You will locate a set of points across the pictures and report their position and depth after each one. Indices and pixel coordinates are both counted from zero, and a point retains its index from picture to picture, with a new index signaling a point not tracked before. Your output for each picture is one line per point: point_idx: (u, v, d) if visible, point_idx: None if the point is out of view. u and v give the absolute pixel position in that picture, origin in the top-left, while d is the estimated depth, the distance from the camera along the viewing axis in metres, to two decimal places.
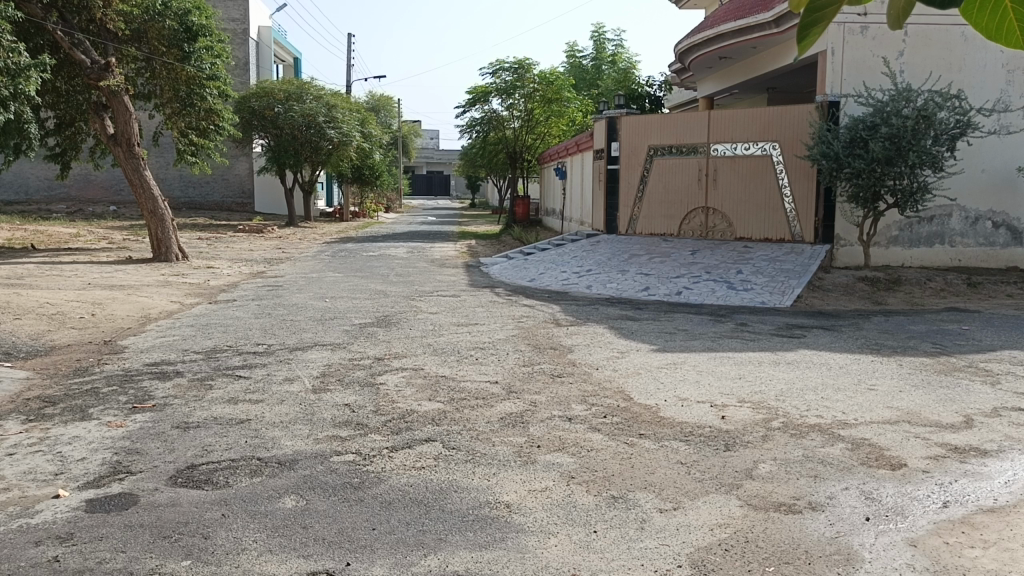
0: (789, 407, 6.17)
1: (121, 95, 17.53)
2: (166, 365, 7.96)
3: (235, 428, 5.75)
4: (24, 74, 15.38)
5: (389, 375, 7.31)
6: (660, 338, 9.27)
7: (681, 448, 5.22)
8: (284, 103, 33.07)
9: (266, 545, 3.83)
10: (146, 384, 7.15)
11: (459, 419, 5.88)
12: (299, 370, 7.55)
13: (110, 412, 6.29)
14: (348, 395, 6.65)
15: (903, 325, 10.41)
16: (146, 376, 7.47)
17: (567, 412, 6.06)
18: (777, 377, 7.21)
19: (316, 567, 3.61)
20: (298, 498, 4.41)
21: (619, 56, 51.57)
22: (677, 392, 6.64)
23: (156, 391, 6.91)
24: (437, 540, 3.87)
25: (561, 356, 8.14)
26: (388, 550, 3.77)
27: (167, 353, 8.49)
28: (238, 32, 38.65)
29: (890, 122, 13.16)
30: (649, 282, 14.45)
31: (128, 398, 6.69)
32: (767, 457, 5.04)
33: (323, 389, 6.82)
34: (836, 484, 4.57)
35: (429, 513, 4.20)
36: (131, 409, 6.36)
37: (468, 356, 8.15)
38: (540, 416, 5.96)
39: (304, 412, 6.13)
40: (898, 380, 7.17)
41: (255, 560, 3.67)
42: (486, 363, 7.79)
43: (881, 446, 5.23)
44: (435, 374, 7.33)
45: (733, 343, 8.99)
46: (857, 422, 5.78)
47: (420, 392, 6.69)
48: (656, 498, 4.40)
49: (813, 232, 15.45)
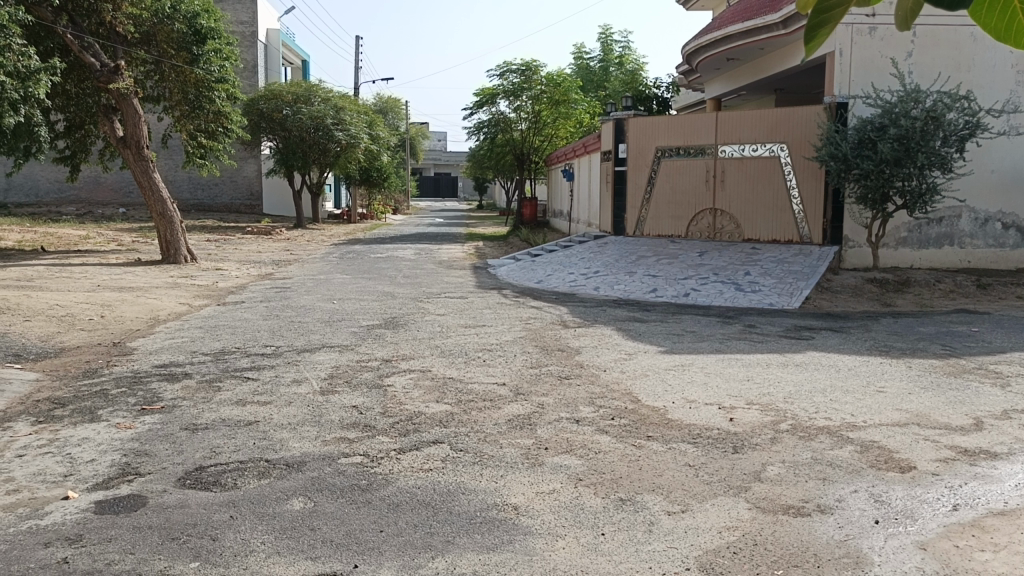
0: (797, 410, 6.15)
1: (130, 97, 17.68)
2: (175, 367, 7.99)
3: (243, 430, 5.76)
4: (34, 77, 15.60)
5: (397, 377, 7.32)
6: (668, 340, 9.25)
7: (689, 451, 5.21)
8: (292, 106, 33.21)
9: (274, 547, 3.84)
10: (155, 386, 7.17)
11: (466, 421, 5.88)
12: (307, 372, 7.57)
13: (119, 414, 6.32)
14: (356, 396, 6.67)
15: (912, 327, 10.36)
16: (154, 378, 7.49)
17: (575, 414, 6.06)
18: (785, 379, 7.18)
19: (324, 568, 3.62)
20: (306, 500, 4.42)
21: (627, 57, 51.53)
22: (685, 394, 6.63)
23: (165, 393, 6.94)
24: (444, 542, 3.87)
25: (569, 358, 8.14)
26: (396, 552, 3.78)
27: (176, 355, 8.52)
28: (247, 35, 38.85)
29: (899, 123, 13.11)
30: (656, 283, 14.42)
31: (137, 400, 6.72)
32: (775, 459, 5.03)
33: (331, 391, 6.84)
34: (845, 487, 4.55)
35: (437, 515, 4.20)
36: (140, 410, 6.38)
37: (476, 358, 8.15)
38: (548, 418, 5.96)
39: (312, 414, 6.15)
40: (907, 382, 7.14)
41: (263, 562, 3.68)
42: (493, 365, 7.79)
43: (890, 449, 5.21)
44: (443, 376, 7.33)
45: (741, 345, 8.97)
46: (866, 424, 5.76)
47: (428, 394, 6.70)
48: (664, 501, 4.40)
49: (822, 234, 15.39)
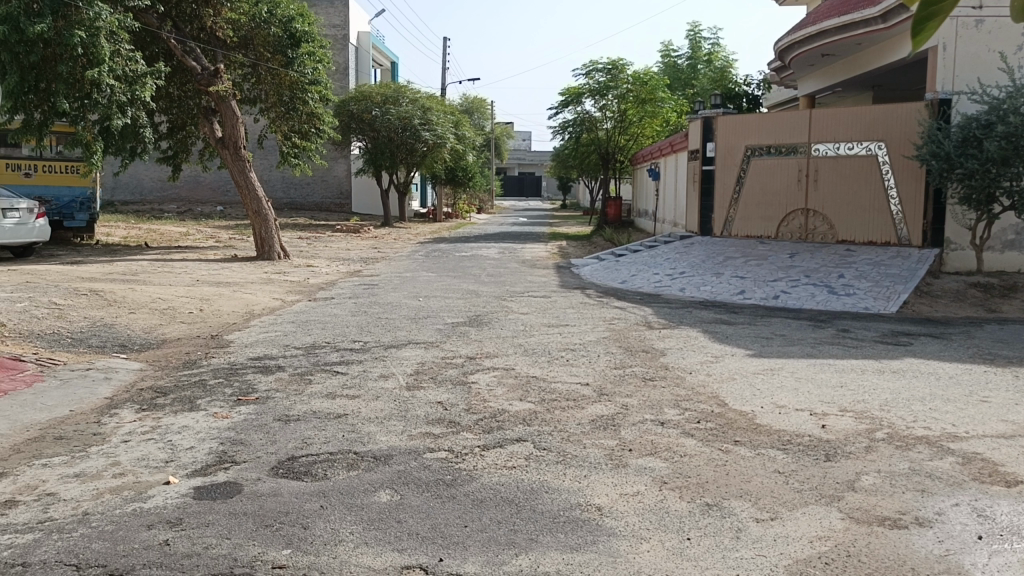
0: (894, 418, 5.91)
1: (228, 99, 18.44)
2: (268, 359, 8.28)
3: (333, 422, 5.92)
4: (140, 81, 16.50)
5: (481, 374, 7.39)
6: (756, 343, 9.03)
7: (779, 457, 5.07)
8: (381, 106, 33.92)
9: (361, 538, 3.93)
10: (250, 378, 7.45)
11: (549, 420, 5.89)
12: (394, 368, 7.72)
13: (216, 403, 6.59)
14: (441, 392, 6.76)
15: (1020, 335, 9.82)
16: (249, 370, 7.78)
17: (659, 416, 5.98)
18: (881, 386, 6.92)
19: (410, 561, 3.68)
20: (392, 492, 4.51)
21: (716, 54, 50.52)
22: (774, 399, 6.46)
23: (259, 384, 7.20)
24: (528, 540, 3.89)
25: (654, 360, 8.04)
26: (480, 548, 3.81)
27: (269, 348, 8.82)
28: (339, 38, 39.87)
29: (1007, 120, 12.44)
30: (744, 285, 14.11)
31: (233, 390, 7.00)
32: (870, 469, 4.85)
33: (417, 387, 6.96)
34: (946, 500, 4.35)
35: (520, 513, 4.22)
36: (235, 401, 6.64)
37: (559, 357, 8.15)
38: (632, 419, 5.91)
39: (398, 409, 6.26)
40: (1015, 392, 6.76)
41: (351, 552, 3.77)
42: (577, 365, 7.77)
43: (995, 462, 4.95)
44: (526, 374, 7.36)
45: (834, 350, 8.68)
46: (969, 436, 5.49)
47: (511, 392, 6.74)
48: (752, 507, 4.30)
49: (921, 236, 14.76)
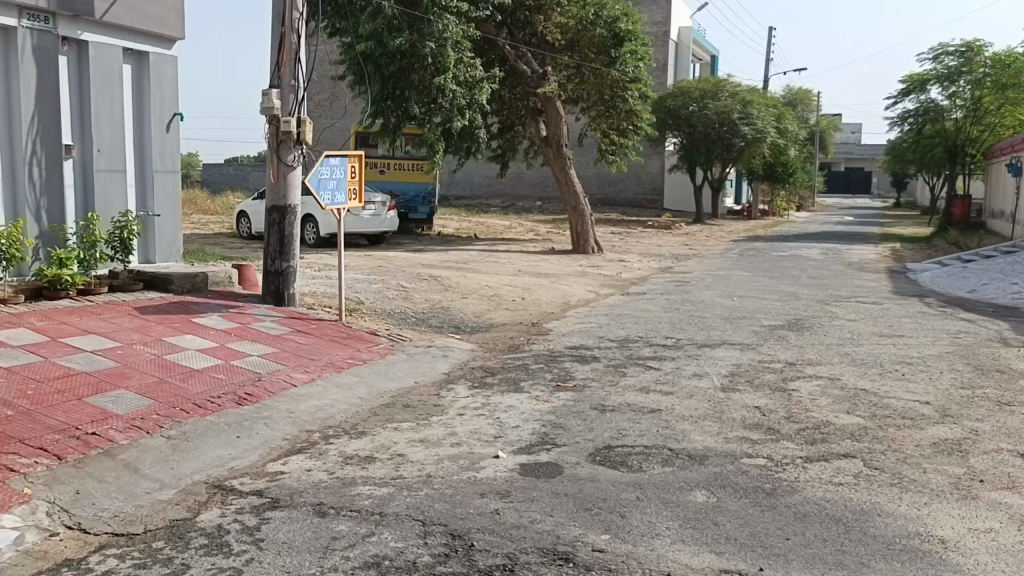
0: None
1: (554, 100, 19.65)
2: (584, 349, 8.61)
3: (648, 416, 6.00)
4: (478, 85, 18.02)
5: (802, 382, 7.01)
6: None
7: None
8: (699, 102, 33.59)
9: (678, 534, 3.94)
10: (568, 366, 7.81)
11: (882, 438, 5.42)
12: (708, 368, 7.61)
13: (538, 387, 7.00)
14: (758, 397, 6.54)
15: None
16: (568, 358, 8.16)
17: (1019, 447, 5.23)
18: None
19: (728, 566, 3.62)
20: (708, 493, 4.46)
21: None
22: None
23: (577, 373, 7.52)
24: (858, 564, 3.63)
25: (1011, 382, 7.05)
26: (804, 564, 3.64)
27: (586, 339, 9.17)
28: (660, 35, 40.05)
29: None
30: None
31: (553, 376, 7.39)
32: None
33: (733, 389, 6.80)
34: None
35: (849, 534, 3.95)
36: (555, 386, 7.00)
37: (892, 370, 7.47)
38: (983, 447, 5.24)
39: (714, 409, 6.17)
40: None
41: (668, 547, 3.80)
42: (913, 380, 7.07)
43: None
44: (853, 386, 6.85)
45: None
46: None
47: (837, 403, 6.31)
48: None
49: None
